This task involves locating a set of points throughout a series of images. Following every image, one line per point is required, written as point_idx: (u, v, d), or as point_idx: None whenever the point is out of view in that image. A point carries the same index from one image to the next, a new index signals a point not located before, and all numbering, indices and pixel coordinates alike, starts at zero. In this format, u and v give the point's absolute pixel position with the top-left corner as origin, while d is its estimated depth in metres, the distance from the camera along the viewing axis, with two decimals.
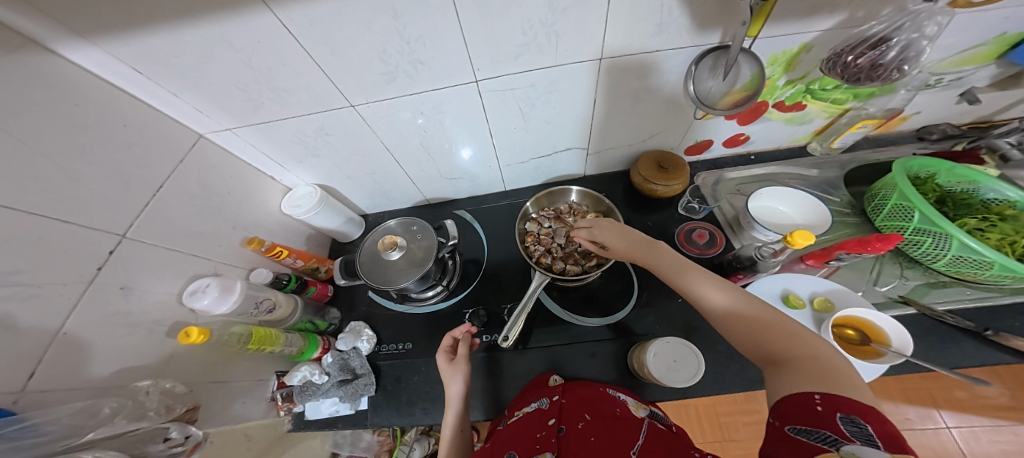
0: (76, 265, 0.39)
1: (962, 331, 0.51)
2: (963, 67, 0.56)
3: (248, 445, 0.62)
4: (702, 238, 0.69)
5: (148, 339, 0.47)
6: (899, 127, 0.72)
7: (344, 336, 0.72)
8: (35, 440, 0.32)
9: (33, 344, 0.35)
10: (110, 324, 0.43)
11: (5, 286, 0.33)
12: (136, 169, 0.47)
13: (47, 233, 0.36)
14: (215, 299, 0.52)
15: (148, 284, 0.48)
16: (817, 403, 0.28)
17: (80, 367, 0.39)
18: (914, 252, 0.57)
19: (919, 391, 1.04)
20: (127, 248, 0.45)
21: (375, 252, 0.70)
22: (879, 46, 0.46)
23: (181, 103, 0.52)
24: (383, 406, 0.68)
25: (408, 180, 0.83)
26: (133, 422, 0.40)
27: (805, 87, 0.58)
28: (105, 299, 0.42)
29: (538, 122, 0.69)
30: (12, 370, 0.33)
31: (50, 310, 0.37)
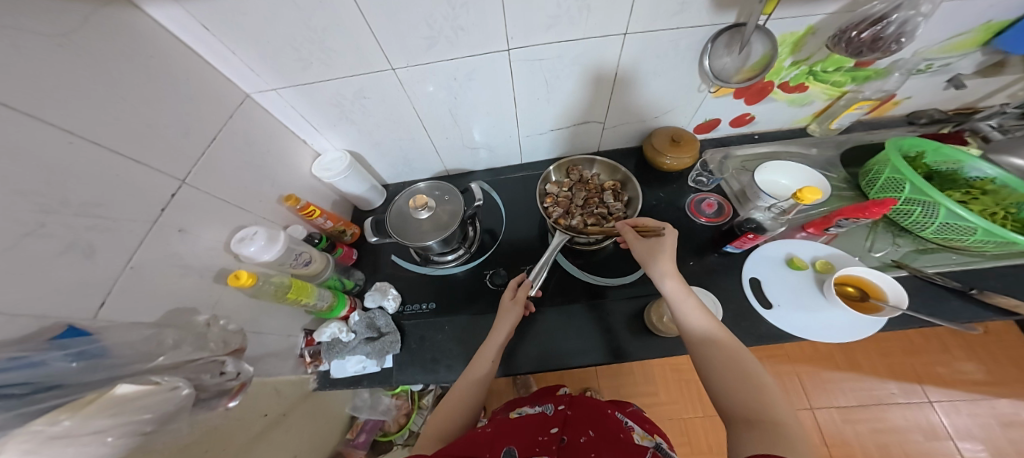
0: (144, 203, 0.41)
1: (950, 291, 0.55)
2: (951, 53, 0.61)
3: (278, 399, 0.64)
4: (711, 207, 0.74)
5: (200, 282, 0.50)
6: (893, 111, 0.78)
7: (371, 294, 0.75)
8: (114, 359, 0.34)
9: (106, 273, 0.37)
10: (168, 264, 0.45)
11: (85, 216, 0.35)
12: (197, 119, 0.49)
13: (123, 169, 0.39)
14: (260, 247, 0.54)
15: (200, 231, 0.50)
16: None
17: (146, 299, 0.42)
18: (904, 221, 0.61)
19: (904, 367, 1.11)
20: (185, 193, 0.47)
21: (403, 211, 0.76)
22: (879, 24, 0.49)
23: (237, 62, 0.54)
24: (407, 364, 0.71)
25: (432, 148, 0.86)
26: (195, 352, 0.43)
27: (809, 68, 0.62)
28: (166, 239, 0.44)
29: (562, 93, 0.72)
30: (88, 295, 0.35)
31: (119, 240, 0.39)
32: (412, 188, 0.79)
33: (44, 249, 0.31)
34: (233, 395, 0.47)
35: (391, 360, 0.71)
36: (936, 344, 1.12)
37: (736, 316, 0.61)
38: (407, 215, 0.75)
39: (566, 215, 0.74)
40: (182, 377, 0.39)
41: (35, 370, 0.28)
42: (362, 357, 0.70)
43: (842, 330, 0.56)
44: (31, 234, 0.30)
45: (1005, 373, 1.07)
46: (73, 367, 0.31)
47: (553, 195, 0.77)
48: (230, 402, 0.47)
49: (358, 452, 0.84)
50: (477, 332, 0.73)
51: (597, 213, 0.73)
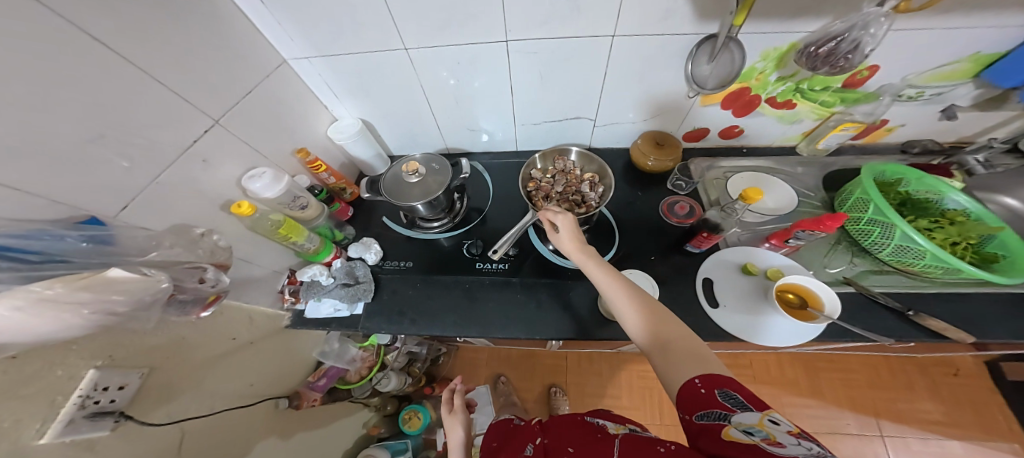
0: (180, 132, 0.48)
1: (889, 310, 0.57)
2: (943, 82, 0.64)
3: (249, 327, 0.69)
4: (682, 210, 0.76)
5: (208, 209, 0.55)
6: (886, 138, 0.80)
7: (355, 246, 0.80)
8: (110, 248, 0.39)
9: (134, 182, 0.43)
10: (183, 190, 0.50)
11: (132, 136, 0.41)
12: (238, 70, 0.56)
13: (172, 104, 0.46)
14: (265, 185, 0.59)
15: (219, 163, 0.56)
16: (700, 386, 0.36)
17: (159, 210, 0.47)
18: (864, 241, 0.63)
19: (863, 399, 1.12)
20: (215, 132, 0.53)
21: (396, 175, 0.81)
22: (834, 40, 0.52)
23: (281, 33, 0.62)
24: (373, 314, 0.77)
25: (435, 125, 0.92)
26: (185, 255, 0.47)
27: (795, 85, 0.65)
28: (189, 167, 0.50)
29: (556, 88, 0.77)
30: (111, 196, 0.41)
31: (151, 156, 0.44)
32: (406, 158, 0.84)
33: (98, 155, 0.38)
34: (206, 304, 0.52)
35: (359, 308, 0.78)
36: (899, 381, 1.13)
37: (685, 310, 0.64)
38: (400, 180, 0.80)
39: (543, 197, 0.78)
40: (166, 273, 0.43)
41: (61, 245, 0.34)
42: (336, 301, 0.77)
43: (776, 335, 0.59)
44: (93, 142, 0.37)
45: (966, 418, 1.06)
46: (82, 246, 0.36)
47: (536, 181, 0.81)
48: (202, 312, 0.52)
49: (312, 394, 0.89)
50: (443, 291, 0.79)
51: (572, 200, 0.77)
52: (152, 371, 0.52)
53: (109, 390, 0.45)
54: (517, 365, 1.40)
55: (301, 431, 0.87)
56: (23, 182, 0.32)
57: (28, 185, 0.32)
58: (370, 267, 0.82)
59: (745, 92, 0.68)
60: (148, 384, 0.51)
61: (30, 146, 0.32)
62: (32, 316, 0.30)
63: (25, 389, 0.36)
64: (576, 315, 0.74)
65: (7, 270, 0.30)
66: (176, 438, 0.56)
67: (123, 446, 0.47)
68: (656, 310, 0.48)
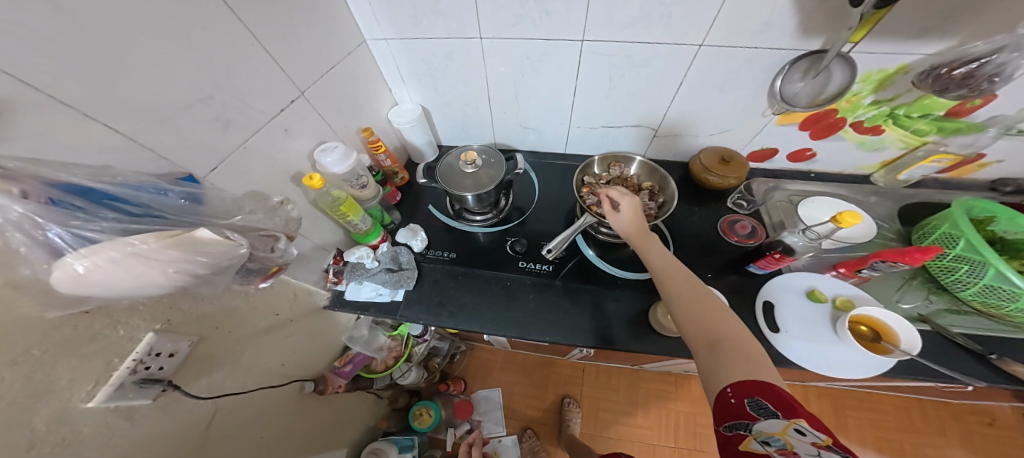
0: (268, 100, 0.51)
1: (971, 354, 0.56)
2: None
3: (293, 304, 0.68)
4: (744, 229, 0.75)
5: (280, 177, 0.57)
6: (976, 174, 0.75)
7: (403, 232, 0.80)
8: (200, 207, 0.39)
9: (229, 145, 0.46)
10: (263, 156, 0.52)
11: (233, 99, 0.45)
12: (319, 44, 0.58)
13: (258, 63, 0.47)
14: (336, 160, 0.61)
15: (296, 137, 0.59)
16: (732, 395, 0.36)
17: (243, 174, 0.49)
18: (945, 278, 0.61)
19: (889, 442, 1.10)
20: (299, 105, 0.57)
21: (451, 165, 0.81)
22: (975, 63, 0.50)
23: (368, 9, 0.65)
24: (416, 303, 0.75)
25: (488, 119, 0.91)
26: (260, 223, 0.46)
27: (890, 110, 0.64)
28: (273, 136, 0.53)
29: (622, 93, 0.76)
30: (205, 155, 0.42)
31: (240, 117, 0.46)
32: (466, 147, 0.84)
33: (199, 115, 0.41)
34: (267, 276, 0.50)
35: (401, 295, 0.76)
36: (926, 425, 1.11)
37: None
38: (454, 170, 0.80)
39: (599, 204, 0.77)
40: (245, 239, 0.41)
41: (162, 199, 0.35)
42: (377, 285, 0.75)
43: (844, 366, 0.57)
44: (202, 101, 0.40)
45: None
46: (182, 203, 0.37)
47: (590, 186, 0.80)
48: (261, 283, 0.50)
49: (337, 380, 0.85)
50: (485, 286, 0.77)
51: None
52: (200, 341, 0.50)
53: (161, 357, 0.43)
54: (534, 371, 1.37)
55: (316, 418, 0.84)
56: (139, 134, 0.35)
57: (144, 137, 0.35)
58: (414, 255, 0.81)
59: (833, 114, 0.66)
60: (195, 354, 0.49)
61: (141, 102, 0.34)
62: (125, 267, 0.29)
63: (86, 348, 0.35)
64: (627, 326, 0.71)
65: (111, 220, 0.30)
66: (208, 414, 0.54)
67: (159, 417, 0.46)
68: (708, 302, 0.47)
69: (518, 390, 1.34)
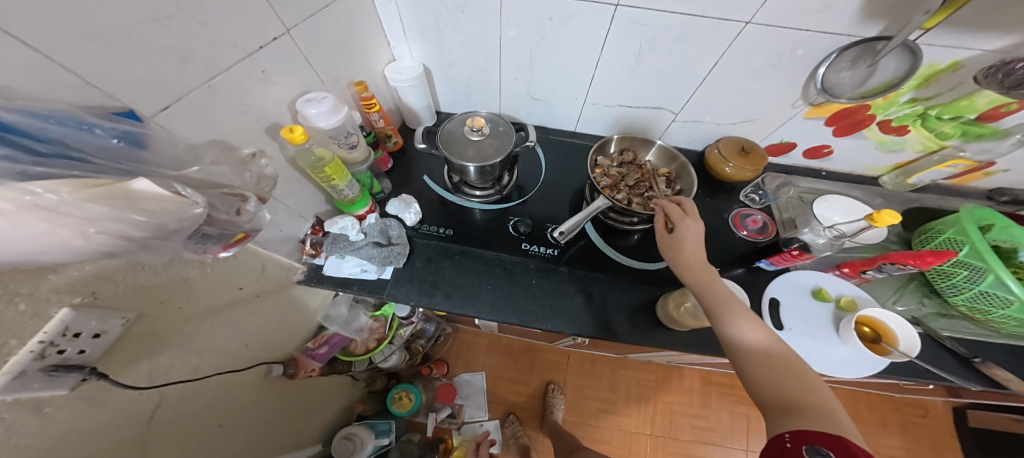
0: (246, 29, 0.39)
1: (952, 354, 0.58)
2: None
3: (259, 276, 0.57)
4: (755, 223, 0.75)
5: (254, 127, 0.46)
6: (979, 181, 0.77)
7: (394, 202, 0.71)
8: (142, 156, 0.28)
9: (188, 80, 0.34)
10: (233, 98, 0.41)
11: (203, 22, 0.34)
12: None
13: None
14: (322, 112, 0.50)
15: (278, 81, 0.48)
16: (786, 440, 0.34)
17: (206, 118, 0.38)
18: (940, 283, 0.62)
19: None
20: (284, 41, 0.46)
21: (455, 130, 0.72)
22: None
23: None
24: (405, 282, 0.68)
25: (497, 89, 0.82)
26: (224, 178, 0.36)
27: (923, 110, 0.64)
28: (250, 76, 0.42)
29: (649, 71, 0.70)
30: (152, 88, 0.31)
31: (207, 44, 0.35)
32: (471, 113, 0.76)
33: (154, 36, 0.30)
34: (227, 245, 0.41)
35: (389, 273, 0.68)
36: (875, 419, 1.21)
37: None
38: (455, 137, 0.72)
39: (612, 187, 0.73)
40: (203, 197, 0.32)
41: (84, 136, 0.24)
42: (362, 260, 0.67)
43: (848, 366, 0.57)
44: (156, 21, 0.30)
45: None
46: (116, 145, 0.26)
47: (604, 168, 0.76)
48: (223, 252, 0.41)
49: (311, 363, 0.76)
50: (483, 268, 0.71)
51: (643, 195, 0.73)
52: (139, 319, 0.40)
53: (82, 338, 0.33)
54: (518, 356, 1.35)
55: (284, 403, 0.76)
56: (59, 52, 0.23)
57: (66, 57, 0.24)
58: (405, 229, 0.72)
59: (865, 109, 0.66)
60: (131, 333, 0.39)
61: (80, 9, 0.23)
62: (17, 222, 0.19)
63: None
64: (637, 318, 0.68)
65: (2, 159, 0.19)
66: (152, 404, 0.44)
67: (81, 408, 0.35)
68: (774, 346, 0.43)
69: (501, 374, 1.32)
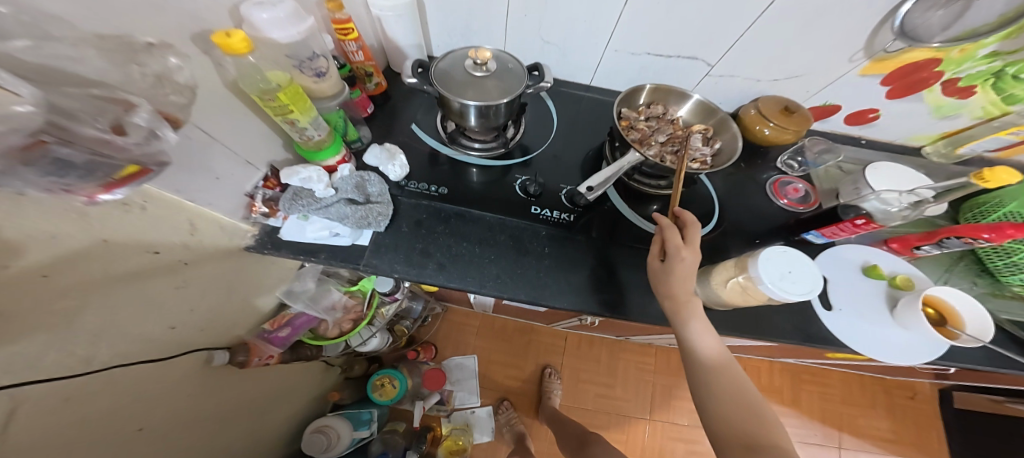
0: None
1: (1011, 339, 0.53)
2: None
3: (184, 239, 0.42)
4: (796, 192, 0.66)
5: None
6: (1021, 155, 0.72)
7: (376, 150, 0.57)
8: None
9: None
10: None
11: None
12: None
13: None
14: (277, 19, 0.38)
15: None
16: None
17: None
18: (997, 260, 0.55)
19: (833, 414, 1.20)
20: None
21: (454, 63, 0.58)
22: None
23: None
24: (387, 249, 0.54)
25: (502, 26, 0.67)
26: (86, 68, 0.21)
27: (1000, 67, 0.57)
28: None
29: (693, 7, 0.57)
30: None
31: None
32: (465, 49, 0.61)
33: None
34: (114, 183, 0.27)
35: (368, 239, 0.55)
36: (866, 400, 1.22)
37: (796, 311, 0.54)
38: (452, 71, 0.57)
39: (641, 141, 0.62)
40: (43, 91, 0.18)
41: None
42: (332, 220, 0.53)
43: (902, 351, 0.51)
44: None
45: (911, 437, 1.18)
46: None
47: (630, 120, 0.65)
48: (103, 196, 0.27)
49: (268, 350, 0.61)
50: (485, 236, 0.58)
51: (676, 152, 0.62)
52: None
53: None
54: (513, 338, 1.26)
55: (235, 394, 0.61)
56: None
57: None
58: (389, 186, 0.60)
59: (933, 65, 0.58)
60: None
61: None
62: None
63: None
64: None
65: None
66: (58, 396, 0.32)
67: None
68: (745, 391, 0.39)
69: (495, 358, 1.22)
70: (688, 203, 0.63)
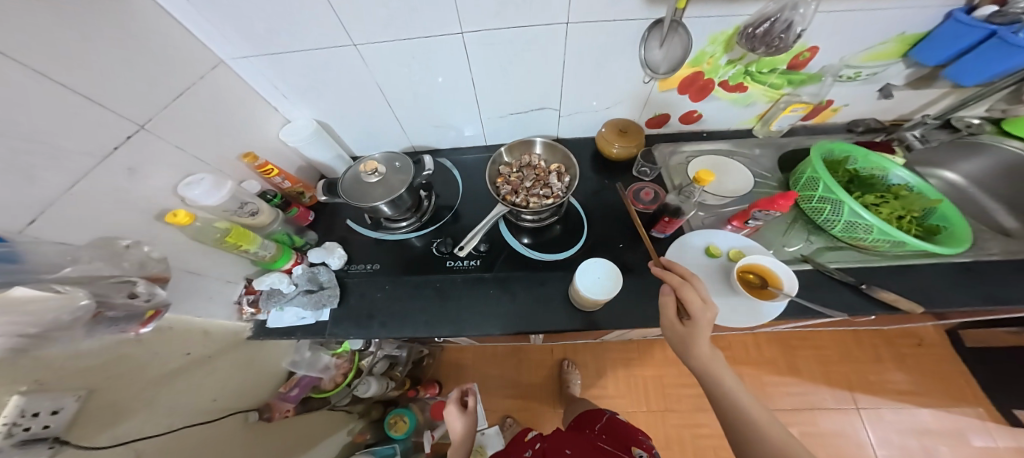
0: (105, 131, 0.42)
1: (844, 285, 0.59)
2: (875, 62, 0.67)
3: (203, 341, 0.63)
4: (648, 196, 0.78)
5: (141, 219, 0.49)
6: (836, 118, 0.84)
7: (316, 250, 0.73)
8: (26, 273, 0.33)
9: (35, 199, 0.36)
10: (112, 200, 0.45)
11: (32, 142, 0.35)
12: (164, 71, 0.50)
13: (83, 112, 0.39)
14: (206, 191, 0.55)
15: (150, 171, 0.50)
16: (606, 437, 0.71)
17: (80, 223, 0.41)
18: (818, 219, 0.65)
19: (839, 374, 1.13)
20: (141, 138, 0.48)
21: (355, 178, 0.75)
22: (769, 21, 0.55)
23: (218, 37, 0.59)
24: (341, 318, 0.70)
25: (397, 124, 0.89)
26: (101, 268, 0.41)
27: (744, 68, 0.69)
28: (114, 174, 0.44)
29: (515, 77, 0.74)
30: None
31: (65, 168, 0.38)
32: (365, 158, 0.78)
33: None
34: (144, 320, 0.47)
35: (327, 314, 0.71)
36: (870, 354, 1.15)
37: None
38: (360, 181, 0.75)
39: (513, 192, 0.74)
40: (87, 290, 0.37)
41: None
42: (299, 309, 0.70)
43: (745, 314, 0.58)
44: None
45: (933, 385, 1.11)
46: None
47: (505, 177, 0.78)
48: (141, 328, 0.46)
49: (284, 405, 0.85)
50: (415, 291, 0.72)
51: (540, 193, 0.73)
52: (91, 393, 0.44)
53: (39, 417, 0.36)
54: (502, 359, 1.39)
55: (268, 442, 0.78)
56: None
57: None
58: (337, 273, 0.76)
59: (699, 77, 0.71)
60: (87, 407, 0.44)
61: None
62: None
63: None
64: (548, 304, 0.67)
65: None
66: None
67: None
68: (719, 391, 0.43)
69: (489, 381, 1.36)
70: (569, 226, 0.77)
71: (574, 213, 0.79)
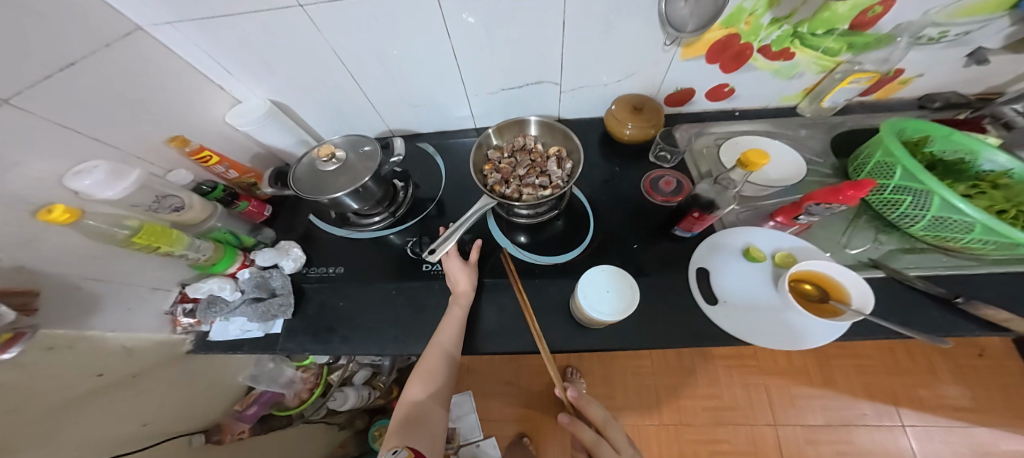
0: None
1: (932, 299, 0.45)
2: (973, 17, 0.53)
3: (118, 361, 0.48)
4: (669, 185, 0.65)
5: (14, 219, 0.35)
6: (900, 92, 0.70)
7: (266, 251, 0.60)
8: None
9: None
10: None
11: None
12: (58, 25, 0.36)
13: None
14: (105, 182, 0.42)
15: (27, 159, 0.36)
16: None
17: None
18: (892, 214, 0.52)
19: (883, 387, 0.99)
20: (7, 114, 0.33)
21: (311, 167, 0.62)
22: None
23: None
24: (296, 331, 0.55)
25: (368, 103, 0.75)
26: None
27: (793, 29, 0.55)
28: None
29: (505, 46, 0.61)
30: None
31: None
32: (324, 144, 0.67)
33: None
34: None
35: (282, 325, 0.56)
36: (921, 366, 1.01)
37: (672, 305, 0.50)
38: (317, 171, 0.62)
39: (503, 181, 0.61)
40: None
41: None
42: (245, 320, 0.56)
43: (801, 334, 0.45)
44: None
45: (996, 403, 0.96)
46: None
47: (495, 163, 0.65)
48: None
49: (237, 425, 0.69)
50: (384, 300, 0.57)
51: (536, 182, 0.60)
52: None
53: None
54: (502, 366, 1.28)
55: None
56: None
57: None
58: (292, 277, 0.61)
59: (734, 43, 0.57)
60: None
61: None
62: None
63: None
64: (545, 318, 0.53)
65: None
66: None
67: None
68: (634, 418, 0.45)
69: (487, 389, 1.25)
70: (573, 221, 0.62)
71: (578, 204, 0.65)
